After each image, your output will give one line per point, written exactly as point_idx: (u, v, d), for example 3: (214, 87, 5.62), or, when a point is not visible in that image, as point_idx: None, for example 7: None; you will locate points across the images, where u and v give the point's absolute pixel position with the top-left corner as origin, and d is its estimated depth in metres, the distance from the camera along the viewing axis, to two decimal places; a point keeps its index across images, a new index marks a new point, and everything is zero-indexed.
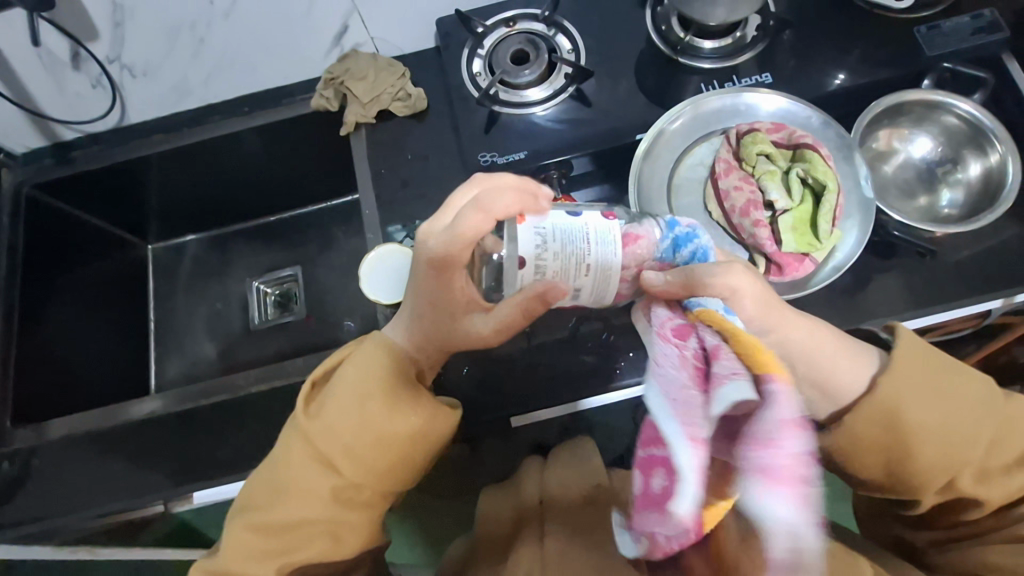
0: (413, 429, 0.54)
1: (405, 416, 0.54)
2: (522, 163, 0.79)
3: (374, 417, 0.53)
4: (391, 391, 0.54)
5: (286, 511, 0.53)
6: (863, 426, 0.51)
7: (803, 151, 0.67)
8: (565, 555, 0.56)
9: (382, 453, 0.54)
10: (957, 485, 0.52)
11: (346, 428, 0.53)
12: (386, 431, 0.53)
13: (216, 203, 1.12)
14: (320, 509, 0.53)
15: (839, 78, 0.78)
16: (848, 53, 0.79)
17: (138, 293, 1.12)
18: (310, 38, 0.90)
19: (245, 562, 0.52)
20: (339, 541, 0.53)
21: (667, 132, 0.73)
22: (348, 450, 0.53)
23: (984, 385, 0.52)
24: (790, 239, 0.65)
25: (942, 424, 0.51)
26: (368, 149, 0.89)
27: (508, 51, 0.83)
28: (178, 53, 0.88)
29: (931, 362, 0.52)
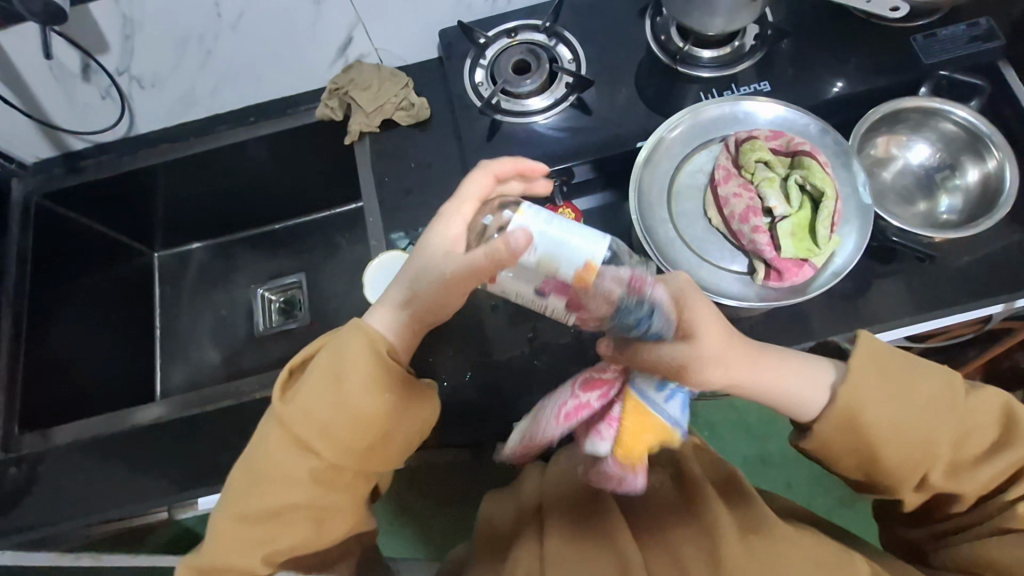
0: (388, 410, 0.54)
1: (378, 398, 0.54)
2: (523, 171, 0.80)
3: (348, 398, 0.53)
4: (368, 373, 0.54)
5: (268, 498, 0.54)
6: (832, 429, 0.54)
7: (801, 158, 0.66)
8: (565, 547, 0.58)
9: (361, 434, 0.54)
10: (930, 482, 0.54)
11: (322, 412, 0.54)
12: (363, 413, 0.54)
13: (222, 211, 1.13)
14: (301, 493, 0.54)
15: (837, 86, 0.79)
16: (845, 61, 0.80)
17: (144, 301, 1.13)
18: (315, 49, 0.92)
19: (233, 549, 0.54)
20: (320, 524, 0.55)
21: (665, 140, 0.71)
22: (325, 434, 0.54)
23: (941, 376, 0.54)
24: (789, 245, 0.63)
25: (904, 421, 0.53)
26: (372, 157, 0.91)
27: (510, 61, 0.84)
28: (185, 65, 0.90)
29: (890, 362, 0.54)
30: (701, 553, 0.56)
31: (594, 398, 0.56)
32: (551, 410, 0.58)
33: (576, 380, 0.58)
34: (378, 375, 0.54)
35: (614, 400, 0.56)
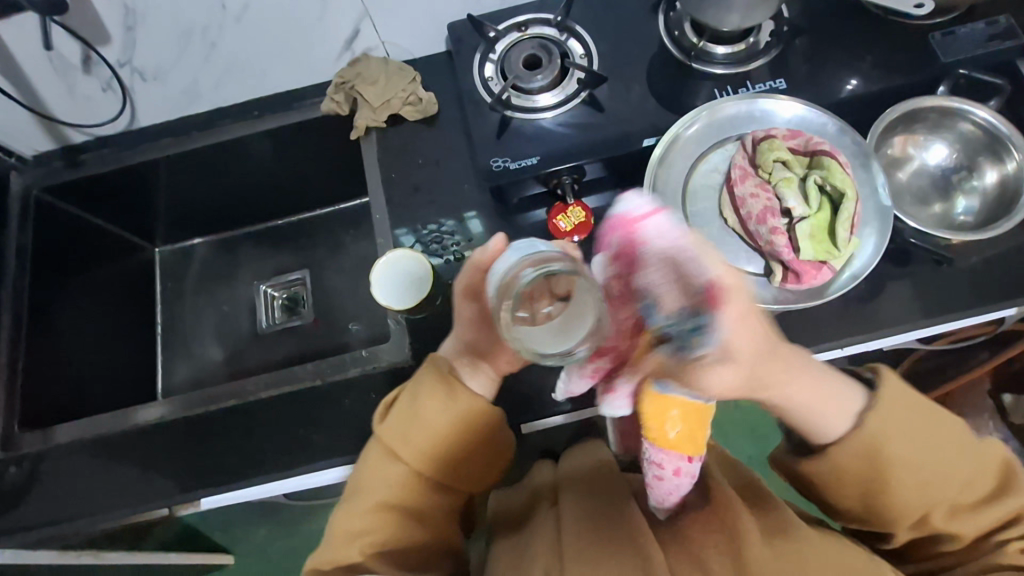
0: (459, 424, 0.62)
1: (449, 412, 0.62)
2: (534, 168, 0.79)
3: (428, 415, 0.62)
4: (439, 391, 0.62)
5: (366, 502, 0.62)
6: (848, 459, 0.55)
7: (821, 158, 0.63)
8: (578, 529, 0.58)
9: (440, 444, 0.62)
10: (931, 520, 0.57)
11: (409, 427, 0.62)
12: (440, 426, 0.62)
13: (225, 205, 1.12)
14: (393, 494, 0.62)
15: (852, 84, 0.78)
16: (861, 59, 0.79)
17: (145, 297, 1.12)
18: (321, 42, 0.90)
19: (342, 547, 0.61)
20: (413, 521, 0.62)
21: (680, 138, 0.70)
22: (408, 444, 0.62)
23: (958, 427, 0.57)
24: (808, 247, 0.61)
25: (920, 465, 0.56)
26: (379, 154, 0.91)
27: (521, 56, 0.83)
28: (188, 57, 0.88)
29: (915, 407, 0.56)
30: (720, 547, 0.55)
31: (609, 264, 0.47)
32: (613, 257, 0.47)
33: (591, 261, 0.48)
34: (449, 390, 0.62)
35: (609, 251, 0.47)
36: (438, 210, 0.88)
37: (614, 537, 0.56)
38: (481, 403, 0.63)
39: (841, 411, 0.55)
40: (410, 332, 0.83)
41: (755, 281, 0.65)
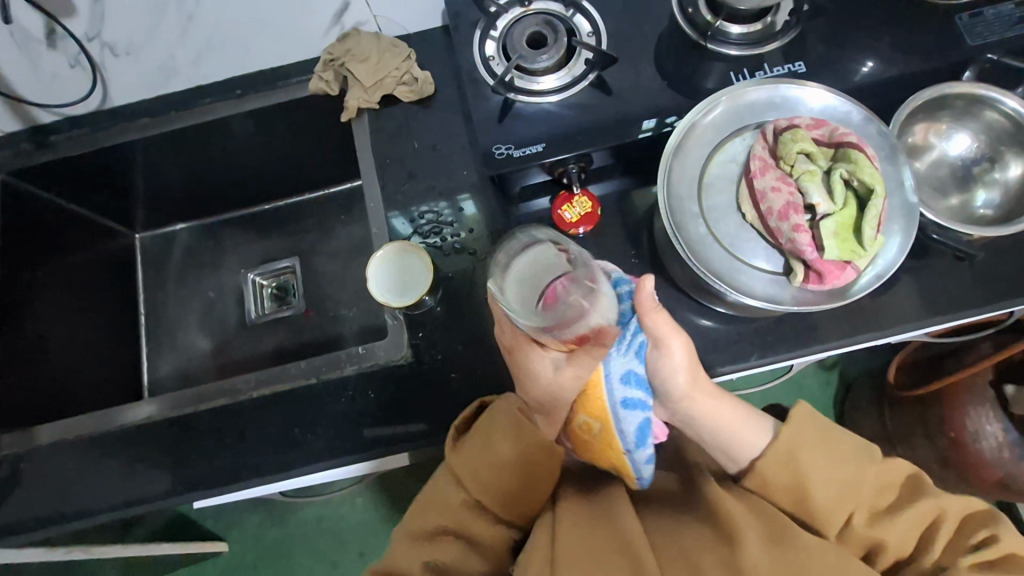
0: (523, 458, 0.63)
1: (516, 446, 0.63)
2: (540, 156, 0.74)
3: (496, 444, 0.63)
4: (511, 424, 0.64)
5: (429, 523, 0.64)
6: (768, 467, 0.60)
7: (847, 151, 0.59)
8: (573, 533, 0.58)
9: (503, 478, 0.63)
10: (853, 525, 0.58)
11: (477, 454, 0.64)
12: (503, 458, 0.63)
13: (208, 189, 1.07)
14: (453, 518, 0.64)
15: (868, 67, 0.74)
16: (880, 39, 0.75)
17: (126, 286, 1.08)
18: (308, 15, 0.83)
19: (399, 565, 0.62)
20: (474, 547, 0.63)
21: (696, 124, 0.65)
22: (475, 474, 0.64)
23: (859, 443, 0.60)
24: (832, 245, 0.57)
25: (828, 479, 0.58)
26: (372, 138, 0.86)
27: (524, 33, 0.77)
28: (164, 31, 0.81)
29: (817, 430, 0.60)
30: (718, 550, 0.54)
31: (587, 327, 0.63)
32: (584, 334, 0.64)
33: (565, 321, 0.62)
34: (522, 431, 0.63)
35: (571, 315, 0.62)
36: (434, 198, 0.84)
37: (606, 539, 0.57)
38: (544, 441, 0.63)
39: (750, 436, 0.63)
40: (407, 328, 0.80)
41: (772, 280, 0.62)
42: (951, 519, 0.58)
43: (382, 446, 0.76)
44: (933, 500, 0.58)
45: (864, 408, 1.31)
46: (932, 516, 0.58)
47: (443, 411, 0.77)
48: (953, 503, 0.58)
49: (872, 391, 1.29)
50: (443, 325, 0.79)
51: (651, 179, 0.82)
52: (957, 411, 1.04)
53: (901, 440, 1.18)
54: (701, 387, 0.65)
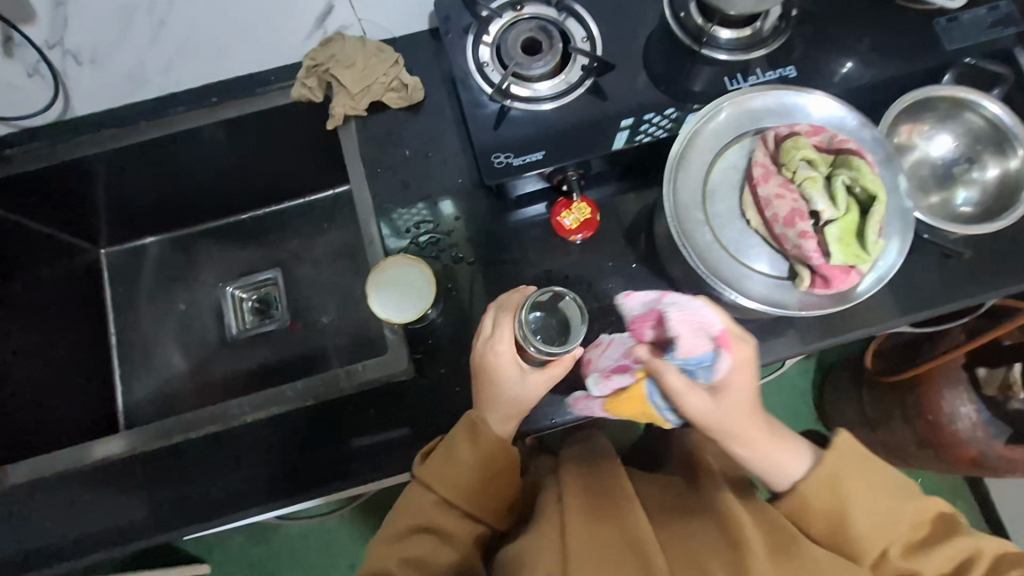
0: (481, 457, 0.65)
1: (472, 446, 0.66)
2: (541, 164, 0.73)
3: (456, 448, 0.66)
4: (465, 430, 0.66)
5: (406, 521, 0.66)
6: (811, 490, 0.61)
7: (846, 157, 0.61)
8: (583, 533, 0.59)
9: (467, 478, 0.66)
10: (888, 557, 0.59)
11: (440, 460, 0.67)
12: (463, 459, 0.66)
13: (181, 201, 1.01)
14: (427, 517, 0.66)
15: (847, 67, 0.76)
16: (860, 40, 0.77)
17: (94, 307, 1.02)
18: (289, 20, 0.79)
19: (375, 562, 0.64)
20: (447, 543, 0.64)
21: (697, 132, 0.66)
22: (440, 474, 0.66)
23: (899, 478, 0.61)
24: (838, 251, 0.58)
25: (866, 508, 0.59)
26: (360, 146, 0.83)
27: (518, 39, 0.76)
28: (133, 38, 0.75)
29: (860, 463, 0.61)
30: (722, 557, 0.57)
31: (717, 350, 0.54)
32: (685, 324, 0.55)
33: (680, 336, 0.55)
34: (477, 436, 0.66)
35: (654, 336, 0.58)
36: (422, 207, 0.82)
37: (614, 532, 0.59)
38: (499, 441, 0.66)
39: (793, 459, 0.62)
40: (408, 343, 0.77)
41: (777, 284, 0.63)
42: (986, 559, 0.58)
43: (387, 464, 0.74)
44: (969, 537, 0.58)
45: (842, 393, 1.37)
46: (966, 554, 0.58)
47: (448, 424, 0.75)
48: (991, 544, 0.59)
49: (850, 377, 1.34)
50: (445, 336, 0.78)
51: (647, 183, 0.83)
52: (931, 395, 1.09)
53: (879, 423, 1.24)
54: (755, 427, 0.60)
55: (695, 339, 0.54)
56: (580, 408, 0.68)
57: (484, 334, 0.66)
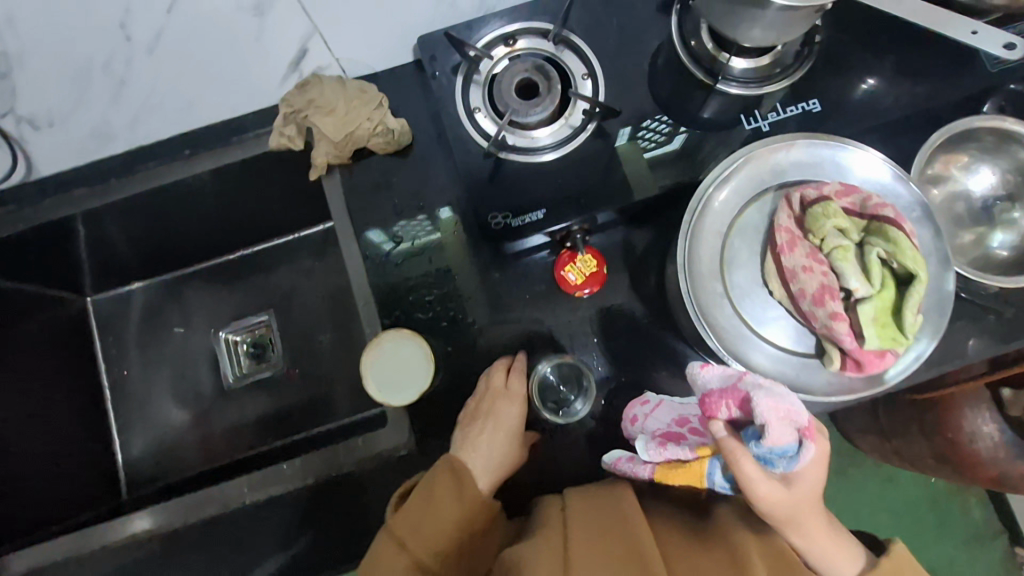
0: (466, 501, 0.64)
1: (457, 490, 0.64)
2: (541, 225, 0.68)
3: (442, 488, 0.64)
4: (446, 479, 0.65)
5: (396, 540, 0.61)
6: None
7: (881, 224, 0.55)
8: (584, 542, 0.56)
9: (455, 512, 0.63)
10: None
11: (424, 498, 0.63)
12: (447, 505, 0.63)
13: (164, 247, 0.97)
14: (418, 544, 0.61)
15: (869, 84, 0.69)
16: (883, 57, 0.69)
17: (86, 361, 0.99)
18: (259, 63, 0.71)
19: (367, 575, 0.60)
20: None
21: (713, 194, 0.60)
22: (427, 510, 0.63)
23: None
24: (872, 334, 0.53)
25: None
26: (346, 198, 0.78)
27: (514, 80, 0.68)
28: (91, 99, 0.69)
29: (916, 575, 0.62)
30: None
31: (805, 441, 0.54)
32: (775, 404, 0.53)
33: (776, 418, 0.52)
34: (460, 488, 0.64)
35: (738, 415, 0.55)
36: (424, 221, 0.77)
37: (618, 547, 0.55)
38: (482, 499, 0.64)
39: (846, 560, 0.61)
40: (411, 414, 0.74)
41: (803, 362, 0.58)
42: None
43: None
44: None
45: None
46: None
47: None
48: None
49: None
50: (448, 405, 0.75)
51: (656, 228, 0.77)
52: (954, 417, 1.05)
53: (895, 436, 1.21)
54: (816, 516, 0.60)
55: (783, 430, 0.53)
56: (621, 467, 0.67)
57: (492, 365, 0.73)
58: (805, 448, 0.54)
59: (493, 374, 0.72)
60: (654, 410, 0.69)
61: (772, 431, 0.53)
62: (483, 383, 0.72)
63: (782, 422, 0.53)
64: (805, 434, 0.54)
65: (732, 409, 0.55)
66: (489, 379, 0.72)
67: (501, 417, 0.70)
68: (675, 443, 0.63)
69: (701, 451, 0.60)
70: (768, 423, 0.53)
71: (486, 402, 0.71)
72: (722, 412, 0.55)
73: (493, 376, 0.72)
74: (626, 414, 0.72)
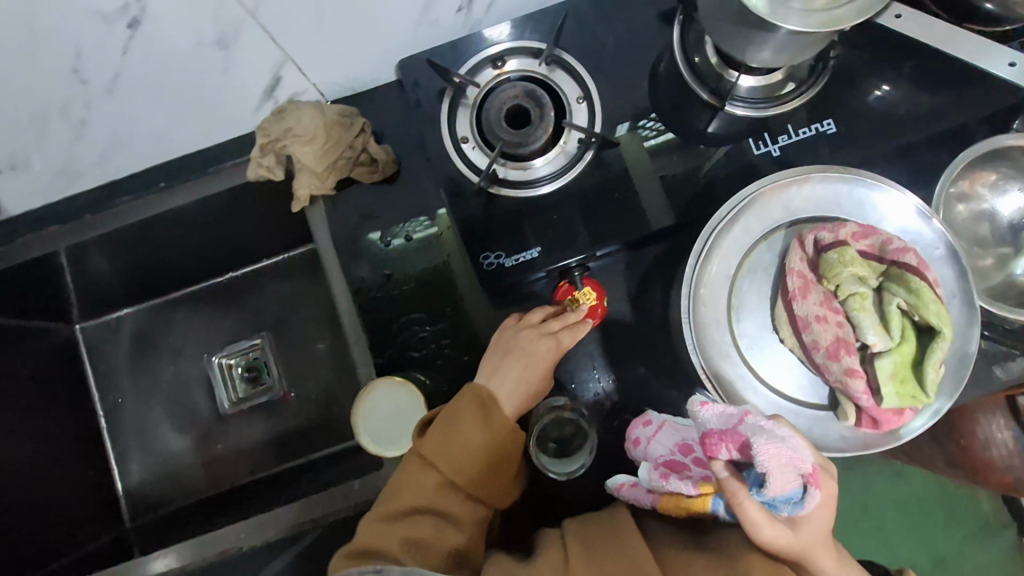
0: (490, 437, 0.59)
1: (483, 427, 0.59)
2: (537, 265, 0.64)
3: (467, 423, 0.59)
4: (478, 412, 0.59)
5: (406, 495, 0.58)
6: None
7: (900, 270, 0.51)
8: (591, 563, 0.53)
9: (474, 457, 0.59)
10: None
11: (447, 428, 0.60)
12: (473, 441, 0.59)
13: (150, 272, 0.94)
14: (432, 495, 0.58)
15: (881, 90, 0.64)
16: (900, 69, 0.64)
17: (79, 391, 0.98)
18: (231, 97, 0.66)
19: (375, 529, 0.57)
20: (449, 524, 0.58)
21: (721, 233, 0.56)
22: (447, 446, 0.59)
23: None
24: (891, 392, 0.50)
25: None
26: (331, 230, 0.74)
27: (503, 107, 0.65)
28: (53, 140, 0.65)
29: None
30: None
31: (810, 488, 0.46)
32: (776, 451, 0.45)
33: (775, 465, 0.45)
34: (488, 420, 0.59)
35: (736, 456, 0.48)
36: (424, 220, 0.73)
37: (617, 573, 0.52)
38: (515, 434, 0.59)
39: None
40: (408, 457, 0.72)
41: (815, 414, 0.55)
42: None
43: None
44: None
45: None
46: None
47: None
48: None
49: None
50: None
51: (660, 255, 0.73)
52: None
53: None
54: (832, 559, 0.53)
55: (787, 478, 0.45)
56: (623, 494, 0.61)
57: (529, 310, 0.65)
58: (811, 495, 0.46)
59: (528, 324, 0.63)
60: (656, 432, 0.62)
61: (771, 477, 0.45)
62: (516, 322, 0.64)
63: (784, 467, 0.45)
64: (809, 482, 0.46)
65: (729, 449, 0.47)
66: (522, 324, 0.64)
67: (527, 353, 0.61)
68: (679, 476, 0.57)
69: (703, 487, 0.54)
70: (767, 468, 0.45)
71: (515, 351, 0.62)
72: (718, 452, 0.48)
73: (529, 318, 0.64)
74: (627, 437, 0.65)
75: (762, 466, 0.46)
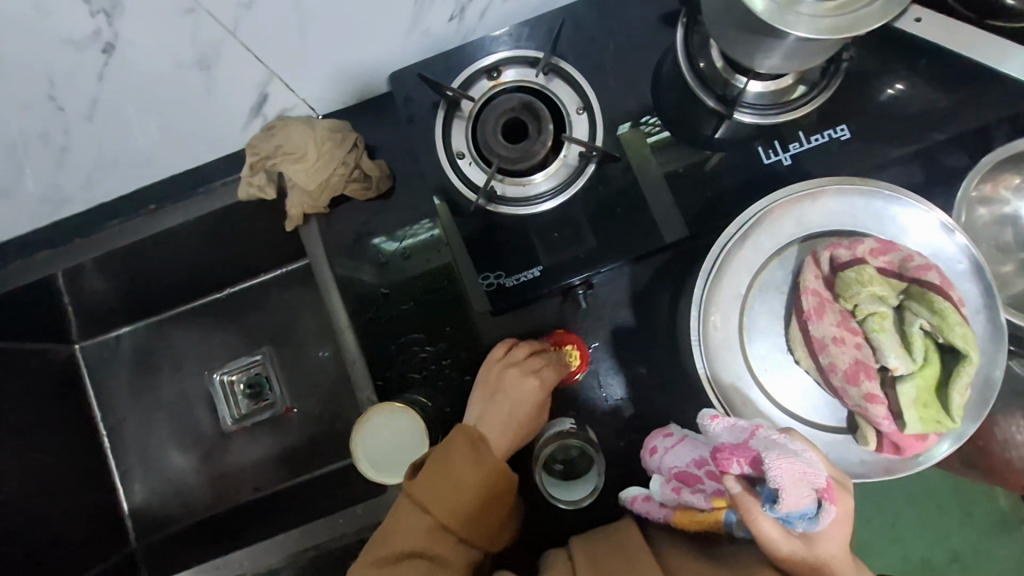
0: (479, 475, 0.56)
1: (473, 467, 0.56)
2: (538, 285, 0.62)
3: (452, 461, 0.56)
4: (464, 450, 0.57)
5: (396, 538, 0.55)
6: None
7: (923, 289, 0.48)
8: None
9: (465, 497, 0.56)
10: None
11: (433, 471, 0.56)
12: (461, 480, 0.56)
13: (147, 291, 0.92)
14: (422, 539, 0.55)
15: (894, 86, 0.60)
16: (923, 71, 0.61)
17: (81, 411, 0.97)
18: (215, 117, 0.64)
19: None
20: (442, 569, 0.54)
21: (731, 249, 0.53)
22: (435, 491, 0.56)
23: None
24: (914, 417, 0.47)
25: None
26: (326, 249, 0.72)
27: (499, 121, 0.63)
28: (36, 167, 0.63)
29: None
30: None
31: (825, 506, 0.44)
32: (790, 465, 0.43)
33: (788, 479, 0.43)
34: (479, 459, 0.57)
35: (748, 471, 0.45)
36: (426, 223, 0.71)
37: None
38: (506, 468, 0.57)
39: None
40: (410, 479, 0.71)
41: (832, 438, 0.53)
42: None
43: None
44: None
45: None
46: None
47: None
48: None
49: None
50: None
51: None
52: None
53: None
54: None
55: (800, 493, 0.43)
56: (637, 508, 0.59)
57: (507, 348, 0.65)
58: (826, 513, 0.44)
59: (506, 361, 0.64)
60: (675, 445, 0.56)
61: (784, 492, 0.43)
62: (499, 358, 0.64)
63: (797, 481, 0.43)
64: (826, 498, 0.44)
65: (741, 463, 0.45)
66: (503, 360, 0.64)
67: (519, 390, 0.61)
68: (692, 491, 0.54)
69: (717, 500, 0.53)
70: (779, 484, 0.43)
71: (498, 387, 0.62)
72: (732, 466, 0.45)
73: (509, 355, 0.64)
74: (645, 443, 0.59)
75: (775, 481, 0.43)
